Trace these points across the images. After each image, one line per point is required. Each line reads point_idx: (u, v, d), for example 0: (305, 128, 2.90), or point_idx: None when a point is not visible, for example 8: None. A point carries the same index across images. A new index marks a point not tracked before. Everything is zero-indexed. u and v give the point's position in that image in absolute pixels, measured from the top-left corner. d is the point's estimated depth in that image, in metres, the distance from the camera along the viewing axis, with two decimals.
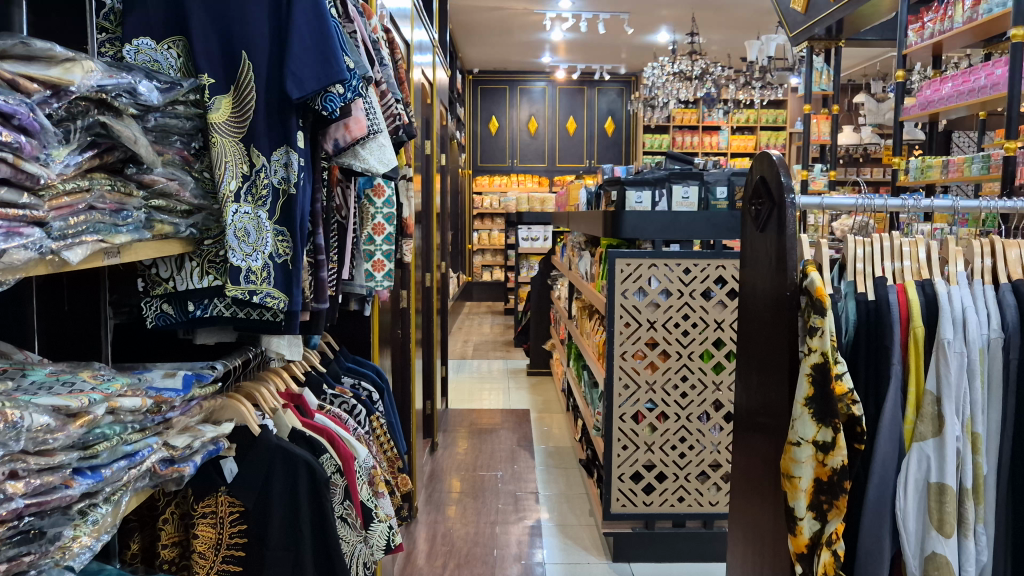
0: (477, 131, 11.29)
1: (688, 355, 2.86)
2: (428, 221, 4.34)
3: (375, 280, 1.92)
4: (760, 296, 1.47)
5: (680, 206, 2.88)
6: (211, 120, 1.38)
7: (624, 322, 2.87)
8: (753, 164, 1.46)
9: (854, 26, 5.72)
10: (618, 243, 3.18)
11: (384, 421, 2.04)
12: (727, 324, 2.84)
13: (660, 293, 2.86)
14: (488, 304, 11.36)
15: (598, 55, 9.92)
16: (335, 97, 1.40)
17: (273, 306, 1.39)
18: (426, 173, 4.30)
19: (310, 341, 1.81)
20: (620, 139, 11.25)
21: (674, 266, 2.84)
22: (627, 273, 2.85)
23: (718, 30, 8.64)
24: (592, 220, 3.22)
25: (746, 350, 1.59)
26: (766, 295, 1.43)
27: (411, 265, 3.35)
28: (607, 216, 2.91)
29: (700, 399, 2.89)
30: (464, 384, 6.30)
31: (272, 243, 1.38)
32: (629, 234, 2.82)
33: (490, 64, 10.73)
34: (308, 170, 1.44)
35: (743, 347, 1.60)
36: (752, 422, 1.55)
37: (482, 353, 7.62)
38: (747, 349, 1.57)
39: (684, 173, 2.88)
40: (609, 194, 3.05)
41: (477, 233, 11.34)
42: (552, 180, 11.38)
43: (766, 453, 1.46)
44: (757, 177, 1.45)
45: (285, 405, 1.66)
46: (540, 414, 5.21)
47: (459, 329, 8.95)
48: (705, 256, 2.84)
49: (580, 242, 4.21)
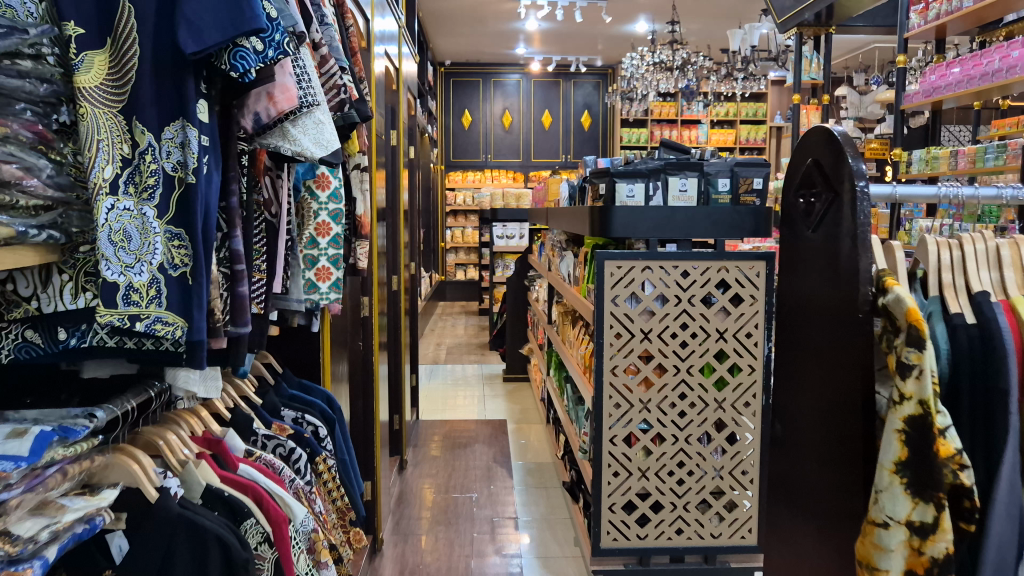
0: (449, 125, 10.93)
1: (686, 370, 2.54)
2: (395, 219, 3.98)
3: (318, 295, 1.55)
4: (807, 312, 1.15)
5: (676, 200, 2.55)
6: (76, 84, 1.01)
7: (614, 333, 2.53)
8: (802, 141, 1.13)
9: (845, 11, 5.43)
10: (605, 243, 2.85)
11: (334, 465, 1.69)
12: (730, 334, 2.53)
13: (655, 299, 2.52)
14: (462, 304, 10.99)
15: (574, 45, 9.59)
16: (248, 54, 1.06)
17: (165, 334, 1.03)
18: (391, 167, 3.95)
19: (238, 369, 1.47)
20: (597, 133, 10.93)
21: (671, 269, 2.51)
22: (618, 277, 2.51)
23: (698, 20, 8.33)
24: (576, 217, 2.87)
25: (781, 372, 1.27)
26: (819, 314, 1.11)
27: (375, 266, 2.99)
28: (593, 213, 2.57)
29: (700, 419, 2.56)
30: (436, 392, 5.94)
31: (163, 250, 1.03)
32: (619, 234, 2.48)
33: (463, 56, 10.37)
34: (214, 153, 1.08)
35: (777, 369, 1.28)
36: (792, 465, 1.23)
37: (456, 356, 7.26)
38: (784, 373, 1.25)
39: (681, 163, 2.55)
40: (595, 188, 2.71)
41: (450, 231, 10.97)
42: (527, 176, 11.04)
43: (816, 508, 1.14)
44: (810, 161, 1.12)
45: (199, 455, 1.30)
46: (518, 425, 4.86)
47: (432, 331, 8.58)
48: (705, 257, 2.51)
49: (560, 241, 3.86)
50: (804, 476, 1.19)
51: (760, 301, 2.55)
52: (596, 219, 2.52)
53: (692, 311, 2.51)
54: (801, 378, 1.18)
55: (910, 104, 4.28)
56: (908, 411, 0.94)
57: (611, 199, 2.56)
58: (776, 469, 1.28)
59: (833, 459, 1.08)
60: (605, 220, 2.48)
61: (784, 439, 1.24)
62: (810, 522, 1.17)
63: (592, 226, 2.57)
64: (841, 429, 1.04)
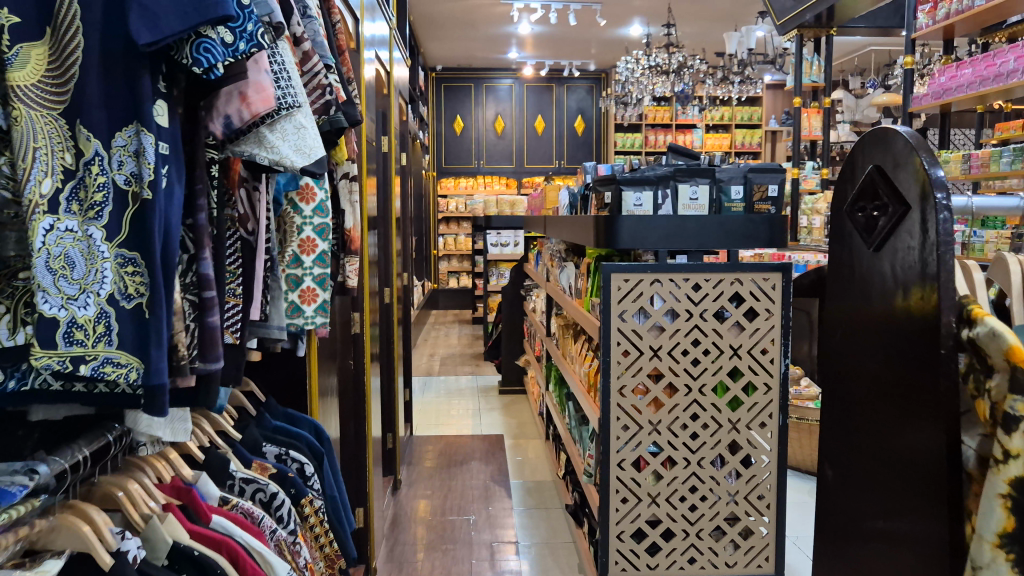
0: (441, 131, 10.78)
1: (698, 389, 2.39)
2: (387, 229, 3.81)
3: (304, 317, 1.40)
4: (875, 332, 1.09)
5: (686, 209, 2.40)
6: (9, 80, 0.85)
7: (622, 350, 2.38)
8: (868, 146, 1.09)
9: (846, 13, 5.30)
10: (609, 253, 2.69)
11: (323, 507, 1.53)
12: (745, 351, 2.38)
13: (665, 313, 2.38)
14: (455, 312, 10.82)
15: (567, 49, 9.46)
16: (215, 46, 0.90)
17: (117, 378, 0.87)
18: (383, 175, 3.78)
19: (213, 404, 1.31)
20: (590, 138, 10.80)
21: (681, 282, 2.36)
22: (625, 290, 2.36)
23: (693, 23, 8.20)
24: (578, 226, 2.71)
25: (845, 397, 1.19)
26: (888, 335, 1.05)
27: (367, 279, 2.83)
28: (597, 224, 2.42)
29: (713, 441, 2.41)
30: (430, 405, 5.77)
31: (114, 278, 0.87)
32: (627, 245, 2.33)
33: (455, 61, 10.23)
34: (176, 163, 0.92)
35: (839, 392, 1.20)
36: (856, 493, 1.16)
37: (449, 368, 7.09)
38: (848, 395, 1.18)
39: (691, 170, 2.39)
40: (598, 197, 2.55)
41: (442, 238, 10.79)
42: (520, 182, 10.90)
43: (885, 545, 1.06)
44: (876, 169, 1.07)
45: (165, 507, 1.14)
46: (515, 441, 4.70)
47: (424, 341, 8.41)
48: (719, 269, 2.36)
49: (560, 251, 3.71)
50: (871, 507, 1.11)
51: (776, 315, 2.40)
52: (601, 230, 2.37)
53: (704, 327, 2.36)
54: (870, 403, 1.10)
55: (918, 106, 4.14)
56: (1013, 472, 0.82)
57: (618, 209, 2.40)
58: (840, 502, 1.22)
59: (910, 495, 0.99)
60: (612, 231, 2.33)
61: (849, 470, 1.17)
62: (878, 557, 1.09)
63: (597, 237, 2.42)
64: (921, 474, 0.96)
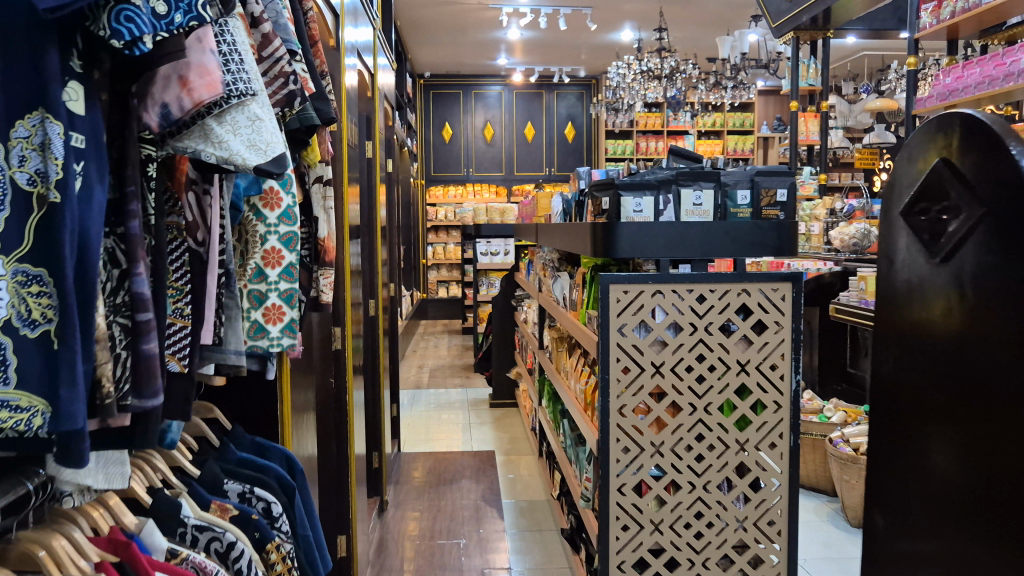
0: (429, 139, 10.64)
1: (704, 408, 2.23)
2: (372, 239, 3.65)
3: (270, 339, 1.25)
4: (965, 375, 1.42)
5: (690, 215, 2.24)
6: None
7: (622, 367, 2.22)
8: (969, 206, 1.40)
9: (843, 14, 5.18)
10: (606, 263, 2.54)
11: (291, 552, 1.36)
12: (753, 366, 2.23)
13: (668, 326, 2.22)
14: (444, 322, 10.65)
15: (557, 55, 9.34)
16: (140, 16, 0.74)
17: (18, 426, 0.70)
18: (367, 182, 3.62)
19: (163, 439, 1.16)
20: (581, 145, 10.67)
21: (685, 293, 2.21)
22: (625, 302, 2.20)
23: (685, 29, 8.08)
24: (573, 235, 2.56)
25: (922, 423, 1.56)
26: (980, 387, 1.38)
27: (348, 291, 2.67)
28: (594, 231, 2.26)
29: (720, 463, 2.25)
30: (419, 419, 5.60)
31: (13, 300, 0.70)
32: (626, 254, 2.17)
33: (443, 67, 10.08)
34: (95, 158, 0.76)
35: (920, 419, 1.56)
36: (921, 505, 1.56)
37: (439, 379, 6.92)
38: (932, 424, 1.52)
39: (694, 173, 2.24)
40: (594, 203, 2.39)
41: (431, 247, 10.63)
42: (510, 190, 10.75)
43: (932, 542, 1.52)
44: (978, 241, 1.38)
45: (99, 567, 0.97)
46: (507, 457, 4.53)
47: (413, 352, 8.23)
48: (724, 279, 2.21)
49: (553, 260, 3.55)
50: (919, 519, 1.57)
51: (786, 328, 2.24)
52: (598, 238, 2.21)
53: (709, 341, 2.21)
54: (919, 424, 1.57)
55: (922, 108, 4.01)
56: None
57: (617, 215, 2.24)
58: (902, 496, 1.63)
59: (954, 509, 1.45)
60: (610, 238, 2.17)
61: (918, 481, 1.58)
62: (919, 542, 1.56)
63: (594, 246, 2.26)
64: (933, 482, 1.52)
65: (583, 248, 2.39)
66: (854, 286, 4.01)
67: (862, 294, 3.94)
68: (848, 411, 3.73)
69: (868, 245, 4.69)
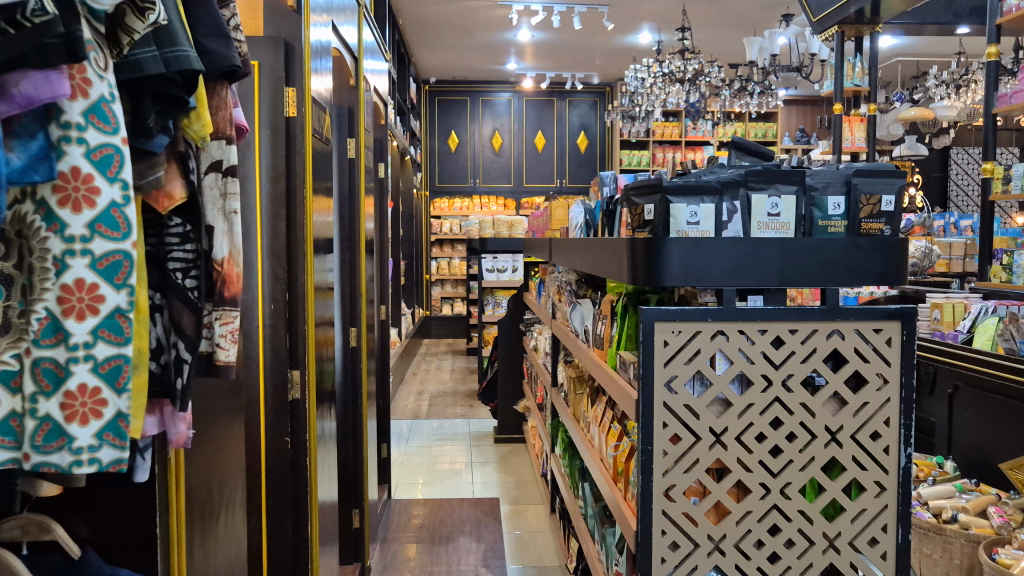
0: (435, 147, 10.11)
1: (779, 491, 1.65)
2: (353, 258, 3.07)
3: (75, 453, 0.77)
4: None
5: (763, 230, 1.66)
6: None
7: (669, 434, 1.64)
8: None
9: (895, 7, 4.59)
10: (647, 293, 1.96)
11: None
12: (847, 435, 1.64)
13: (732, 380, 1.65)
14: (449, 342, 10.03)
15: (570, 59, 8.83)
16: None
17: None
18: (348, 188, 3.04)
19: None
20: (594, 156, 10.14)
21: (756, 336, 1.63)
22: (674, 347, 1.63)
23: (709, 30, 7.53)
24: (599, 253, 1.99)
25: None
26: None
27: (312, 324, 2.09)
28: (630, 250, 1.68)
29: (800, 565, 1.66)
30: (415, 456, 5.01)
31: None
32: (677, 283, 1.60)
33: (449, 72, 9.55)
34: None
35: None
36: None
37: (440, 408, 6.33)
38: None
39: (769, 172, 1.66)
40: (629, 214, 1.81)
41: (435, 262, 10.04)
42: (518, 202, 10.19)
43: None
44: None
45: None
46: (512, 508, 3.94)
47: (413, 375, 7.65)
48: (808, 313, 1.64)
49: (570, 282, 3.01)
50: None
51: (893, 384, 1.65)
52: (636, 260, 1.63)
53: (788, 400, 1.63)
54: None
55: (1007, 105, 3.38)
56: None
57: (664, 230, 1.65)
58: None
59: None
60: (655, 261, 1.59)
61: None
62: None
63: (630, 270, 1.68)
64: None
65: (615, 273, 1.80)
66: (926, 315, 3.51)
67: (935, 325, 3.44)
68: (919, 465, 3.12)
69: (927, 267, 4.10)
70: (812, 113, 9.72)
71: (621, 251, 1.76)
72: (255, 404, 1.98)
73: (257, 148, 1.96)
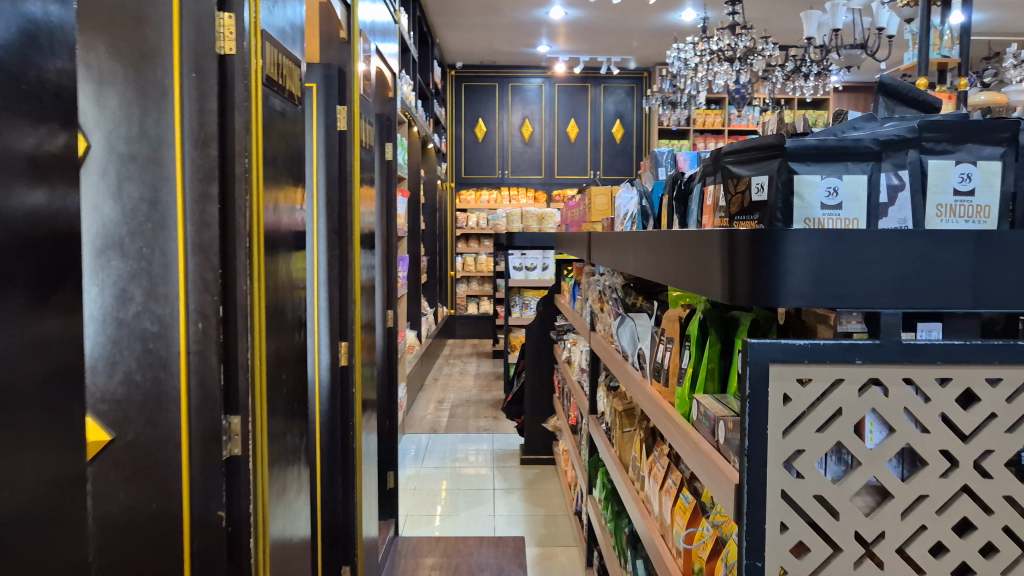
0: (461, 136, 9.55)
1: None
2: (343, 254, 2.49)
3: None
4: None
5: (943, 219, 1.04)
6: None
7: (789, 542, 1.03)
8: None
9: None
10: (755, 322, 1.37)
11: None
12: None
13: (892, 457, 1.04)
14: (474, 343, 9.42)
15: (606, 41, 8.22)
16: None
17: None
18: (337, 167, 2.46)
19: None
20: (630, 146, 9.50)
21: (931, 388, 1.02)
22: (800, 406, 1.02)
23: (761, 5, 6.85)
24: (664, 255, 1.39)
25: None
26: None
27: (263, 347, 1.51)
28: (721, 246, 1.08)
29: None
30: (430, 478, 4.43)
31: None
32: (805, 304, 1.00)
33: (476, 55, 8.96)
34: None
35: None
36: None
37: (462, 419, 5.74)
38: None
39: (954, 123, 1.04)
40: (720, 189, 1.19)
41: (460, 257, 9.43)
42: (549, 195, 9.57)
43: None
44: None
45: None
46: (540, 550, 3.35)
47: (434, 380, 7.09)
48: (1017, 353, 1.02)
49: (615, 286, 2.43)
50: None
51: None
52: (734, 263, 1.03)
53: (982, 491, 1.02)
54: None
55: None
56: None
57: (783, 217, 1.03)
58: None
59: None
60: (765, 268, 0.99)
61: None
62: None
63: (723, 278, 1.07)
64: None
65: (697, 278, 1.19)
66: None
67: None
68: None
69: None
70: (867, 101, 9.01)
71: (706, 245, 1.15)
72: (175, 463, 1.41)
73: (179, 100, 1.38)
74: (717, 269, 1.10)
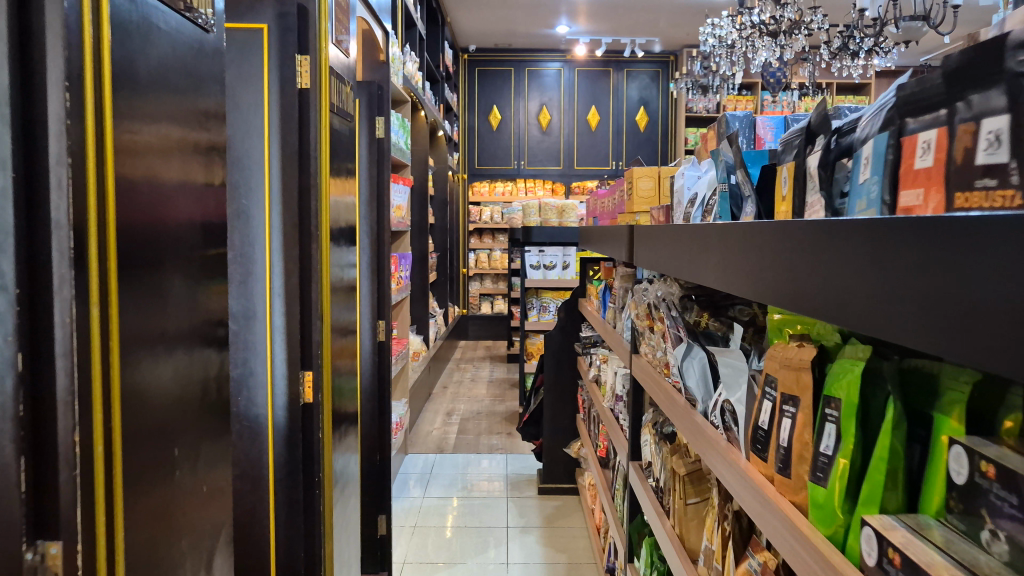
0: (474, 125, 8.94)
1: None
2: (305, 254, 1.92)
3: None
4: None
5: None
6: None
7: None
8: None
9: None
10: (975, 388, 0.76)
11: None
12: None
13: None
14: (489, 345, 8.81)
15: (631, 20, 7.60)
16: None
17: None
18: (297, 139, 1.88)
19: None
20: (655, 135, 8.84)
21: None
22: None
23: None
24: (797, 263, 0.79)
25: None
26: None
27: (112, 418, 0.92)
28: (985, 250, 0.47)
29: None
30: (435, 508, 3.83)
31: None
32: None
33: (490, 37, 8.34)
34: None
35: None
36: None
37: (474, 436, 5.13)
38: None
39: None
40: (982, 129, 0.57)
41: (473, 254, 8.83)
42: (568, 187, 8.94)
43: None
44: None
45: None
46: None
47: (444, 388, 6.48)
48: None
49: (671, 298, 1.81)
50: None
51: None
52: None
53: None
54: None
55: None
56: None
57: None
58: None
59: None
60: None
61: None
62: None
63: (998, 328, 0.46)
64: None
65: (883, 318, 0.59)
66: None
67: None
68: None
69: None
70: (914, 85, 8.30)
71: (926, 253, 0.54)
72: None
73: None
74: (970, 306, 0.48)
